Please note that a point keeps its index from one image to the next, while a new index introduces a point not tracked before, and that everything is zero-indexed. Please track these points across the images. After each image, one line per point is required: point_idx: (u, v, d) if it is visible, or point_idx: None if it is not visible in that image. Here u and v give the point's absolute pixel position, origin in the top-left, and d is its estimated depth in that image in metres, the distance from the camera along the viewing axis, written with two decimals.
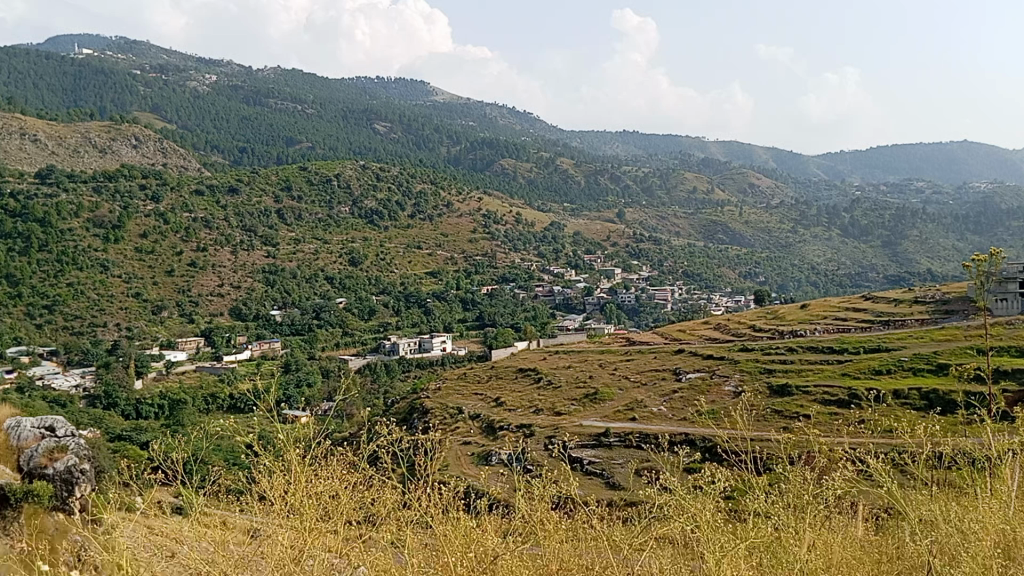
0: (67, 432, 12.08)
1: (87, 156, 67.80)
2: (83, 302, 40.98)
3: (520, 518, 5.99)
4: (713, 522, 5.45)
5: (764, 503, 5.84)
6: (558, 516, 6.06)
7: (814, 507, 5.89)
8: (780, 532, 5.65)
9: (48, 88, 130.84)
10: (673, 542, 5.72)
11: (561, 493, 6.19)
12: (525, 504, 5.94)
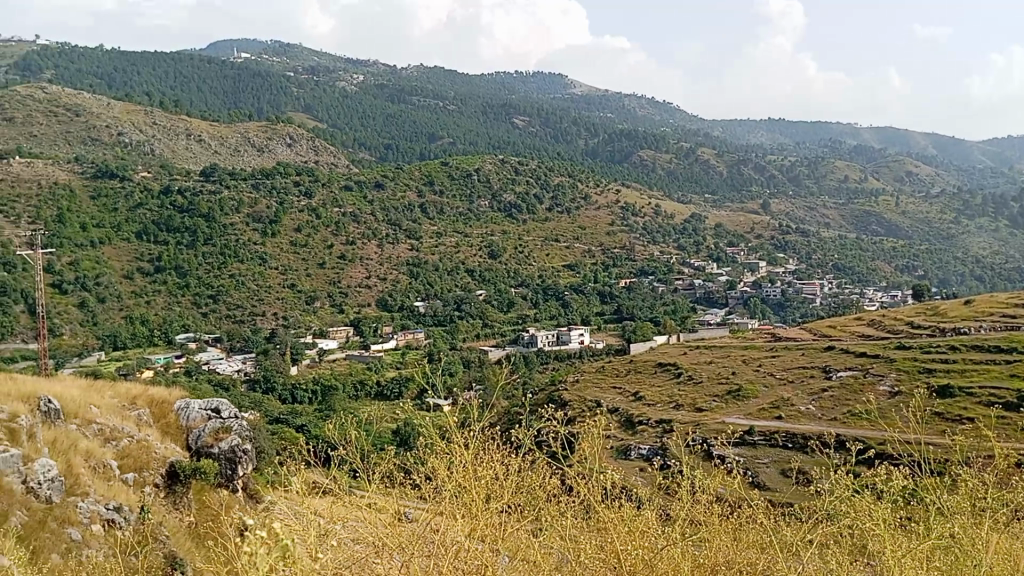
0: (231, 414, 11.82)
1: (247, 154, 71.81)
2: (244, 292, 43.40)
3: (679, 512, 5.65)
4: (889, 529, 4.99)
5: (947, 507, 5.30)
6: (717, 511, 5.69)
7: (1002, 514, 5.31)
8: (965, 538, 5.09)
9: (211, 91, 139.86)
10: (837, 543, 5.28)
11: (718, 486, 5.81)
12: (687, 498, 5.58)
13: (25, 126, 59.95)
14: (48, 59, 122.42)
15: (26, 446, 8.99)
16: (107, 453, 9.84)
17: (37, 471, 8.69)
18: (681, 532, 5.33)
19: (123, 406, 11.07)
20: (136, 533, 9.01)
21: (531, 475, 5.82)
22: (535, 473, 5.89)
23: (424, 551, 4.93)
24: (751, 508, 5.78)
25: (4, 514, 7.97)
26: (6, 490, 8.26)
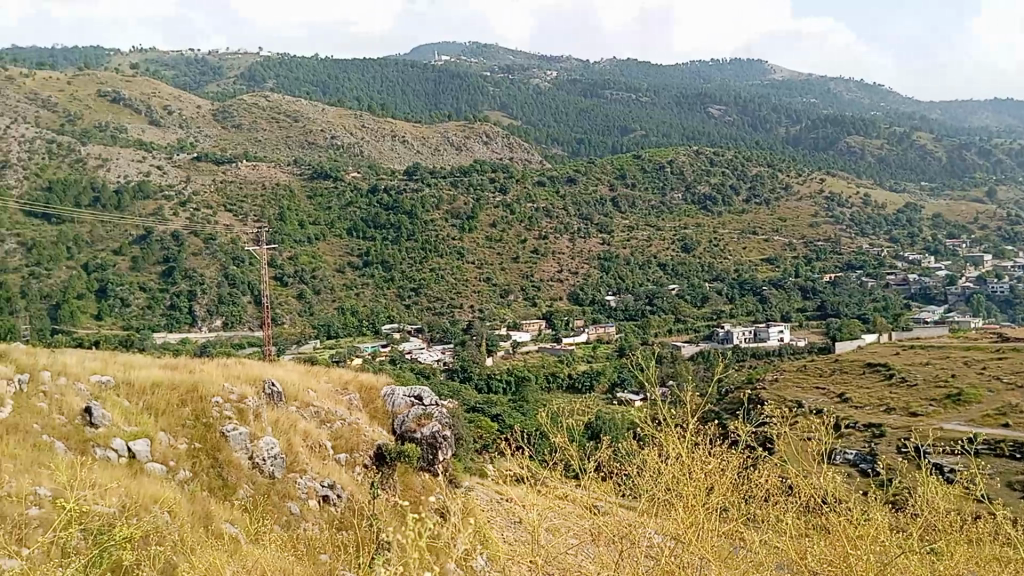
0: (432, 401, 12.20)
1: (446, 153, 74.56)
2: (443, 286, 45.15)
3: (914, 519, 5.14)
4: None
5: None
6: (959, 522, 5.12)
7: None
8: None
9: (414, 93, 147.08)
10: None
11: (956, 495, 5.25)
12: (922, 504, 5.08)
13: (252, 132, 65.89)
14: (272, 70, 134.03)
15: (252, 425, 9.83)
16: (323, 434, 10.48)
17: (263, 449, 9.41)
18: (918, 538, 4.85)
19: (336, 390, 11.80)
20: (348, 511, 9.48)
21: (743, 471, 5.52)
22: (749, 470, 5.58)
23: (634, 547, 4.84)
24: (998, 518, 5.17)
25: (233, 487, 8.81)
26: (235, 465, 9.07)
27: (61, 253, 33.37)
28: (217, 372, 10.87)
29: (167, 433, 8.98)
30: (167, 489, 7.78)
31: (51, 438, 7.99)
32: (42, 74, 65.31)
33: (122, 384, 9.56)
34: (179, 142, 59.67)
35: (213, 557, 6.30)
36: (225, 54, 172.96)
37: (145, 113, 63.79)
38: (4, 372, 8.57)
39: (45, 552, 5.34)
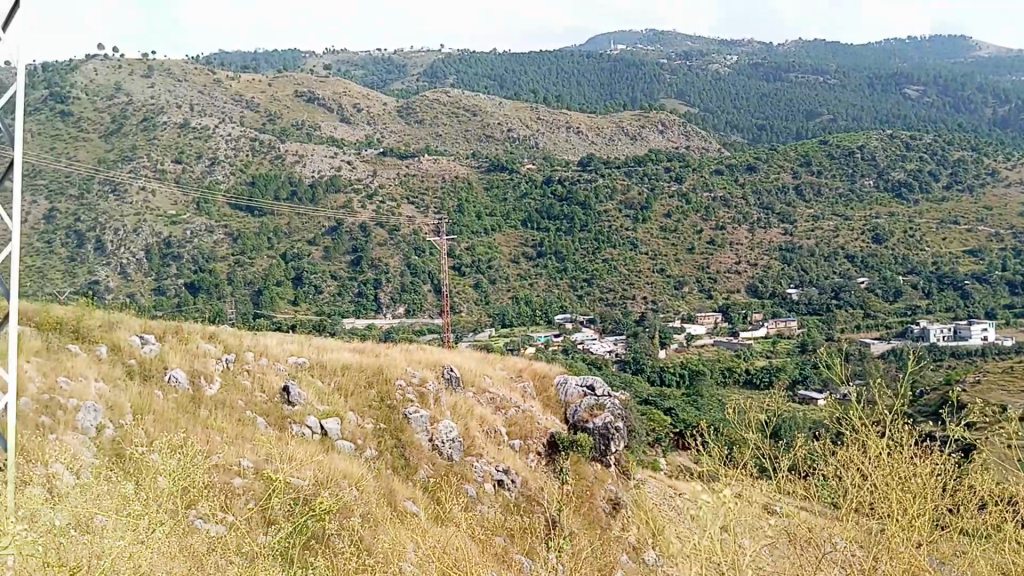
0: (606, 391, 12.19)
1: (621, 143, 73.85)
2: (616, 277, 44.82)
3: None
4: None
5: None
6: None
7: None
8: None
9: (590, 84, 147.20)
10: None
11: None
12: None
13: (434, 128, 68.39)
14: (452, 66, 138.54)
15: (432, 408, 10.24)
16: (498, 420, 10.75)
17: (441, 432, 9.76)
18: None
19: (511, 377, 12.10)
20: (522, 498, 9.60)
21: (950, 479, 5.12)
22: (956, 478, 5.15)
23: (816, 548, 4.67)
24: None
25: (414, 467, 9.21)
26: (416, 446, 9.47)
27: (263, 244, 36.41)
28: (401, 356, 11.41)
29: (355, 413, 9.54)
30: (353, 465, 8.23)
31: (253, 413, 8.69)
32: (247, 78, 70.97)
33: (315, 365, 10.23)
34: (366, 138, 62.89)
35: (394, 534, 6.62)
36: (408, 53, 180.75)
37: (337, 112, 67.91)
38: (214, 351, 9.42)
39: (251, 517, 5.85)
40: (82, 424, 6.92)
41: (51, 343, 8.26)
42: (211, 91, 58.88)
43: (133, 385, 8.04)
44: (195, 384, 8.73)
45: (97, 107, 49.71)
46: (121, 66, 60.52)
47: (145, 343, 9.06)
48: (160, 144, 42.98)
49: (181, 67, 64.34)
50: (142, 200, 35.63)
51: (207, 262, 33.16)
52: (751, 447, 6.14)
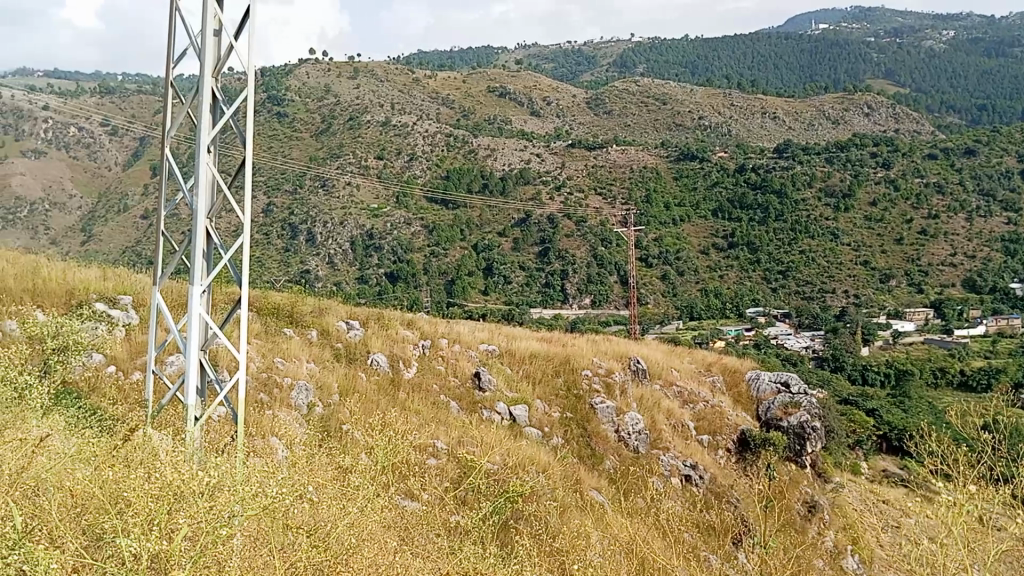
0: (801, 389, 11.68)
1: (821, 127, 69.84)
2: (814, 268, 42.28)
3: None
4: None
5: None
6: None
7: None
8: None
9: (787, 69, 140.67)
10: None
11: None
12: None
13: (623, 118, 68.02)
14: (643, 54, 136.92)
15: (618, 399, 10.25)
16: (686, 414, 10.60)
17: (627, 423, 9.74)
18: None
19: (700, 372, 11.91)
20: (710, 494, 9.34)
21: None
22: None
23: None
24: None
25: (600, 457, 9.23)
26: (602, 437, 9.50)
27: (456, 235, 37.87)
28: (588, 347, 11.52)
29: (542, 401, 9.73)
30: (541, 452, 8.38)
31: (447, 398, 9.07)
32: (444, 76, 74.05)
33: (506, 353, 10.54)
34: (555, 130, 63.58)
35: (581, 522, 6.69)
36: (598, 45, 181.47)
37: (527, 105, 69.23)
38: (413, 337, 9.93)
39: (447, 496, 6.12)
40: (294, 401, 7.51)
41: (269, 327, 9.06)
42: (410, 90, 61.84)
43: (340, 367, 8.64)
44: (394, 367, 9.23)
45: (310, 109, 53.79)
46: (331, 69, 65.00)
47: (350, 328, 9.71)
48: (364, 141, 45.77)
49: (384, 68, 68.20)
50: (347, 195, 38.22)
51: (405, 252, 34.90)
52: (965, 456, 5.67)
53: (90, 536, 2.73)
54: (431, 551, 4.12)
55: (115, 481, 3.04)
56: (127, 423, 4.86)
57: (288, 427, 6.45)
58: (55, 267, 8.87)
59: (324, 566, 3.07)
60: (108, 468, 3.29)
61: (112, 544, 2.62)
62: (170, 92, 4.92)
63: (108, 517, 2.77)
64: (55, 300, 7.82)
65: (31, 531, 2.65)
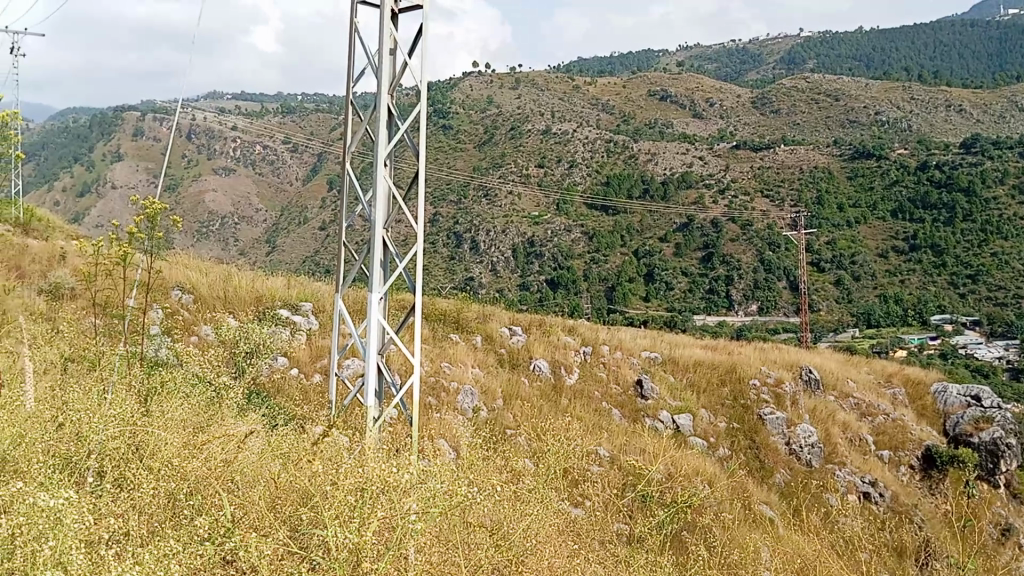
0: (996, 403, 10.74)
1: (1016, 119, 63.67)
2: (1009, 272, 38.08)
3: None
4: None
5: None
6: None
7: None
8: None
9: (975, 59, 129.77)
10: None
11: None
12: None
13: (790, 116, 64.96)
14: (814, 49, 130.83)
15: (790, 411, 9.82)
16: (864, 428, 10.01)
17: (799, 436, 9.31)
18: None
19: (879, 383, 11.23)
20: (892, 513, 8.75)
21: None
22: None
23: None
24: None
25: (770, 471, 8.89)
26: (771, 449, 9.14)
27: (616, 241, 37.61)
28: (755, 355, 11.12)
29: (708, 411, 9.49)
30: (707, 462, 8.17)
31: (609, 405, 9.05)
32: (604, 82, 74.27)
33: (668, 360, 10.36)
34: (718, 131, 61.96)
35: (748, 537, 6.45)
36: (764, 43, 175.28)
37: (689, 107, 68.09)
38: (573, 344, 9.95)
39: (609, 503, 6.07)
40: (461, 405, 7.74)
41: (437, 333, 9.40)
42: (570, 98, 62.38)
43: (504, 372, 8.82)
44: (556, 373, 9.28)
45: (474, 121, 55.65)
46: (494, 80, 66.62)
47: (513, 334, 9.86)
48: (525, 151, 46.78)
49: (545, 77, 69.19)
50: (510, 204, 39.50)
51: (566, 259, 35.15)
52: None
53: (294, 527, 2.93)
54: (606, 557, 4.12)
55: (311, 477, 3.25)
56: (312, 424, 5.17)
57: (457, 432, 6.66)
58: (246, 276, 9.60)
59: (506, 564, 3.15)
60: (304, 466, 3.50)
61: (315, 536, 2.80)
62: (350, 108, 5.22)
63: (308, 510, 2.97)
64: (245, 306, 8.48)
65: (246, 521, 2.87)
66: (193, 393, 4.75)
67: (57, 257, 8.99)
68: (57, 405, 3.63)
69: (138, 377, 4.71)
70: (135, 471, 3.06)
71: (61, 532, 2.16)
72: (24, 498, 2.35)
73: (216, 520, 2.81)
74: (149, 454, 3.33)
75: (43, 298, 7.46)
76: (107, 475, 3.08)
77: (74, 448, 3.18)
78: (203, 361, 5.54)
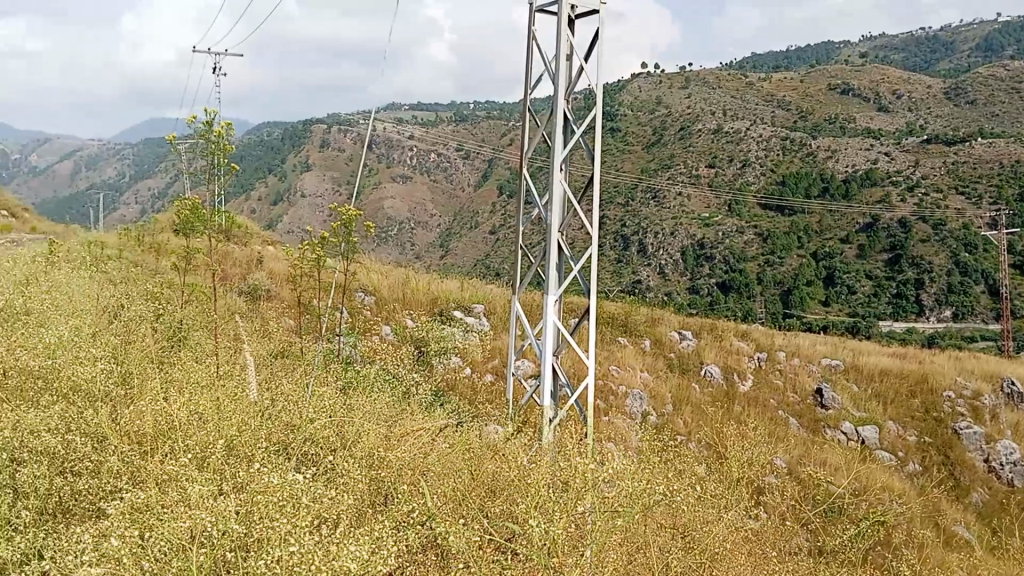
0: None
1: None
2: None
3: None
4: None
5: None
6: None
7: None
8: None
9: None
10: None
11: None
12: None
13: (988, 107, 59.33)
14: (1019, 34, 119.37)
15: (989, 426, 9.05)
16: None
17: (1000, 452, 8.59)
18: None
19: None
20: None
21: None
22: None
23: None
24: None
25: (966, 490, 8.23)
26: (968, 465, 8.48)
27: (793, 243, 35.94)
28: (948, 364, 10.34)
29: (895, 422, 8.93)
30: (895, 478, 7.68)
31: (787, 414, 8.72)
32: (780, 78, 71.43)
33: (850, 368, 9.82)
34: (906, 124, 57.89)
35: (941, 561, 6.03)
36: (960, 28, 161.94)
37: (873, 101, 64.14)
38: (747, 349, 9.65)
39: (789, 515, 5.87)
40: (630, 409, 7.71)
41: (605, 336, 9.42)
42: (743, 95, 60.51)
43: (674, 377, 8.69)
44: (730, 379, 9.03)
45: (642, 123, 55.35)
46: (663, 80, 65.75)
47: (684, 338, 9.66)
48: (696, 153, 45.93)
49: (716, 75, 67.48)
50: (679, 207, 39.10)
51: (738, 261, 34.09)
52: None
53: (490, 521, 3.04)
54: (795, 565, 3.98)
55: (502, 475, 3.38)
56: (489, 423, 5.33)
57: (629, 435, 6.65)
58: (422, 278, 10.04)
59: (695, 565, 3.14)
60: (493, 461, 3.61)
61: (512, 528, 2.97)
62: (527, 114, 5.35)
63: (503, 509, 3.12)
64: (423, 307, 8.86)
65: (447, 514, 3.01)
66: (384, 390, 5.02)
67: (255, 260, 9.78)
68: (270, 393, 3.94)
69: (339, 373, 5.06)
70: (342, 456, 3.26)
71: (289, 507, 2.32)
72: (262, 476, 2.56)
73: (418, 512, 2.96)
74: (352, 443, 3.56)
75: (244, 299, 8.10)
76: (318, 458, 3.30)
77: (290, 433, 3.44)
78: (393, 359, 5.86)
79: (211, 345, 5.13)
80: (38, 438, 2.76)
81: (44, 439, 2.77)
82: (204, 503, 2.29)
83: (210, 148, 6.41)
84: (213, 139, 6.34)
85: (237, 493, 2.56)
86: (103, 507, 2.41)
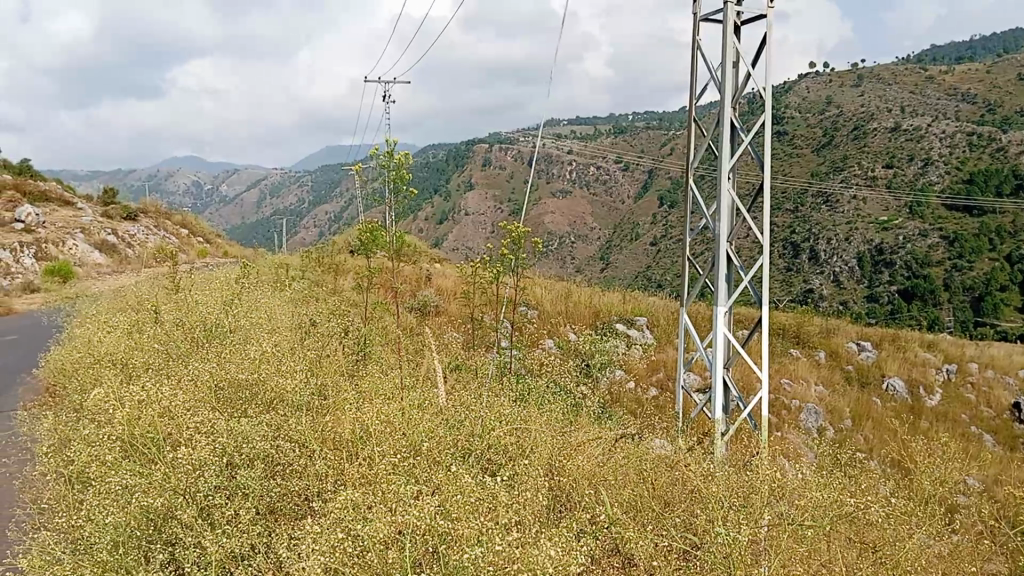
0: None
1: None
2: None
3: None
4: None
5: None
6: None
7: None
8: None
9: None
10: None
11: None
12: None
13: None
14: None
15: None
16: None
17: None
18: None
19: None
20: None
21: None
22: None
23: None
24: None
25: None
26: None
27: (984, 245, 33.11)
28: None
29: None
30: None
31: (980, 429, 8.09)
32: (965, 69, 66.29)
33: None
34: None
35: None
36: None
37: None
38: (934, 361, 9.05)
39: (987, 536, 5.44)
40: (804, 424, 7.40)
41: (776, 347, 9.11)
42: (923, 89, 56.73)
43: (852, 390, 8.25)
44: (914, 393, 8.49)
45: (811, 125, 53.19)
46: (834, 79, 62.78)
47: (862, 350, 9.16)
48: (871, 153, 43.57)
49: (892, 71, 63.68)
50: (853, 211, 37.28)
51: (922, 266, 31.87)
52: None
53: (670, 530, 3.02)
54: None
55: (683, 490, 3.35)
56: (658, 436, 5.28)
57: (806, 451, 6.42)
58: (586, 292, 10.11)
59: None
60: (670, 472, 3.60)
61: (697, 536, 2.93)
62: (691, 123, 5.29)
63: (684, 519, 3.08)
64: (586, 320, 8.93)
65: (627, 520, 3.02)
66: (555, 402, 5.11)
67: (423, 278, 10.21)
68: (447, 399, 4.14)
69: (511, 386, 5.20)
70: (519, 464, 3.36)
71: (482, 514, 2.39)
72: (455, 483, 2.69)
73: (599, 519, 3.00)
74: (528, 449, 3.67)
75: (413, 314, 8.49)
76: (498, 465, 3.43)
77: (472, 441, 3.60)
78: (561, 371, 5.95)
79: (391, 358, 5.44)
80: (254, 445, 3.04)
81: (260, 442, 3.06)
82: (409, 507, 2.42)
83: (388, 175, 6.77)
84: (390, 166, 6.69)
85: (434, 494, 2.71)
86: (315, 508, 2.61)
